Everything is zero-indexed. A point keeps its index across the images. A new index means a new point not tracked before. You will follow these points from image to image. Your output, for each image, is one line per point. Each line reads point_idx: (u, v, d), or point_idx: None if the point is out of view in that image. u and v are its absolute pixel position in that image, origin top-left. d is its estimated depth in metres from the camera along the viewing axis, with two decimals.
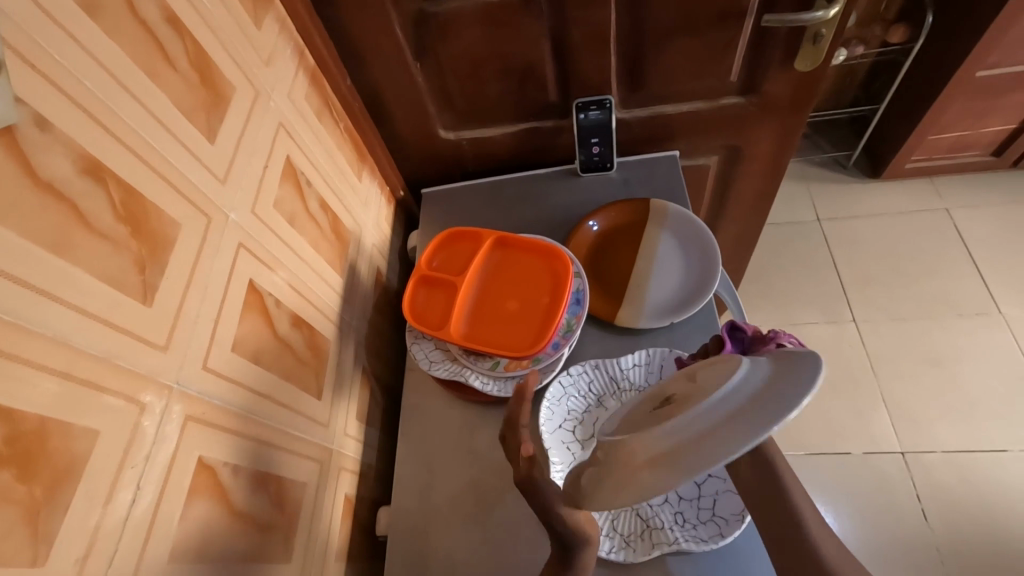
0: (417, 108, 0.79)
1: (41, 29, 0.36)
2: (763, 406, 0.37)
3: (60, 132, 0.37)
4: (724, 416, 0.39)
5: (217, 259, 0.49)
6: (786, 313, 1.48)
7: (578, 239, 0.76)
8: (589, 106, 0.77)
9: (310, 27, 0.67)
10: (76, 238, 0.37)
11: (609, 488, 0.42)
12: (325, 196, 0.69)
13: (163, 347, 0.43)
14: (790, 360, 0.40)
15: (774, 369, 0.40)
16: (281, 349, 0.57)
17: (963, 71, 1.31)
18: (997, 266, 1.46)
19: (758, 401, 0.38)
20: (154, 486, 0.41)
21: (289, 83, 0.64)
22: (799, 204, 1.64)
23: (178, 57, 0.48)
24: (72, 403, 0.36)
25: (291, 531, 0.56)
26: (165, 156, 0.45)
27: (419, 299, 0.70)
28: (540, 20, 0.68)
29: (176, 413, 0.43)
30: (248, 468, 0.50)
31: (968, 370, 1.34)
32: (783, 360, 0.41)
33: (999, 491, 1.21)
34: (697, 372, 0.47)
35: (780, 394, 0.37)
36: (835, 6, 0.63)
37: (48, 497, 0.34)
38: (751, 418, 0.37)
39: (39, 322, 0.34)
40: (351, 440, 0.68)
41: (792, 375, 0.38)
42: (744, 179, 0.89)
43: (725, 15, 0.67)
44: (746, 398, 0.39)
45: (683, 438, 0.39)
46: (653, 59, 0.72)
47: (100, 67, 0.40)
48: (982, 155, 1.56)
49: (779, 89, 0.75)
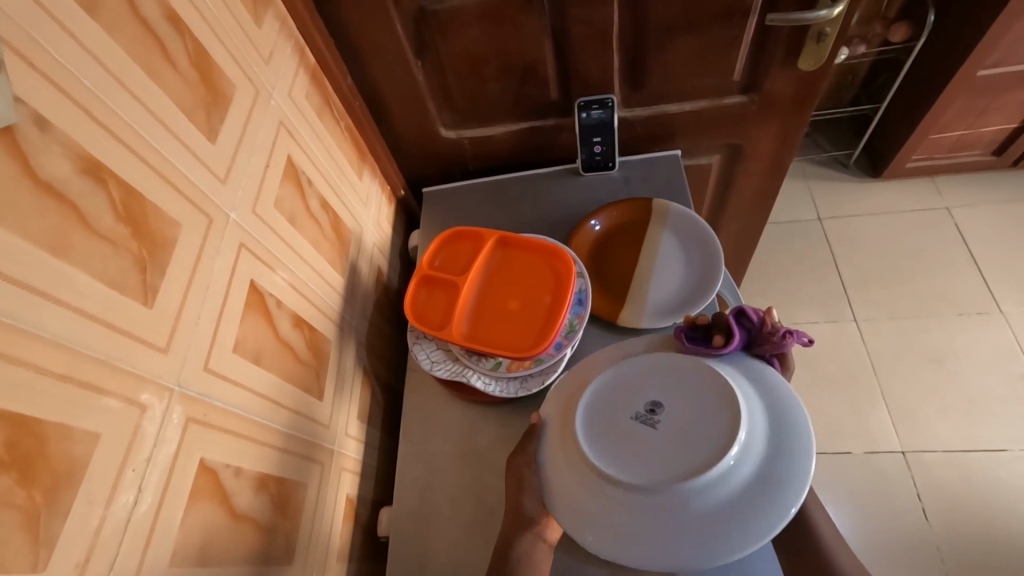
0: (418, 106, 0.79)
1: (41, 28, 0.36)
2: (727, 528, 0.42)
3: (58, 131, 0.36)
4: (710, 509, 0.43)
5: (218, 259, 0.49)
6: (787, 311, 1.48)
7: (580, 238, 0.76)
8: (591, 105, 0.76)
9: (311, 24, 0.66)
10: (75, 238, 0.37)
11: (600, 525, 0.46)
12: (326, 195, 0.69)
13: (163, 348, 0.42)
14: (770, 481, 0.43)
15: (755, 477, 0.43)
16: (282, 349, 0.57)
17: (964, 71, 1.31)
18: (997, 265, 1.46)
19: (762, 492, 0.43)
20: (155, 488, 0.40)
21: (290, 81, 0.63)
22: (799, 203, 1.64)
23: (177, 55, 0.47)
24: (71, 406, 0.35)
25: (293, 533, 0.55)
26: (165, 155, 0.45)
27: (420, 300, 0.69)
28: (542, 18, 0.67)
29: (177, 415, 0.43)
30: (249, 469, 0.50)
31: (969, 369, 1.34)
32: (770, 451, 0.44)
33: (999, 490, 1.21)
34: (680, 387, 0.50)
35: (756, 514, 0.42)
36: (839, 5, 0.62)
37: (48, 501, 0.34)
38: (723, 532, 0.42)
39: (37, 324, 0.34)
40: (352, 441, 0.68)
41: (761, 510, 0.42)
42: (746, 178, 0.89)
43: (729, 13, 0.66)
44: (745, 483, 0.43)
45: (661, 519, 0.44)
46: (655, 59, 0.72)
47: (101, 67, 0.40)
48: (982, 154, 1.56)
49: (782, 88, 0.74)
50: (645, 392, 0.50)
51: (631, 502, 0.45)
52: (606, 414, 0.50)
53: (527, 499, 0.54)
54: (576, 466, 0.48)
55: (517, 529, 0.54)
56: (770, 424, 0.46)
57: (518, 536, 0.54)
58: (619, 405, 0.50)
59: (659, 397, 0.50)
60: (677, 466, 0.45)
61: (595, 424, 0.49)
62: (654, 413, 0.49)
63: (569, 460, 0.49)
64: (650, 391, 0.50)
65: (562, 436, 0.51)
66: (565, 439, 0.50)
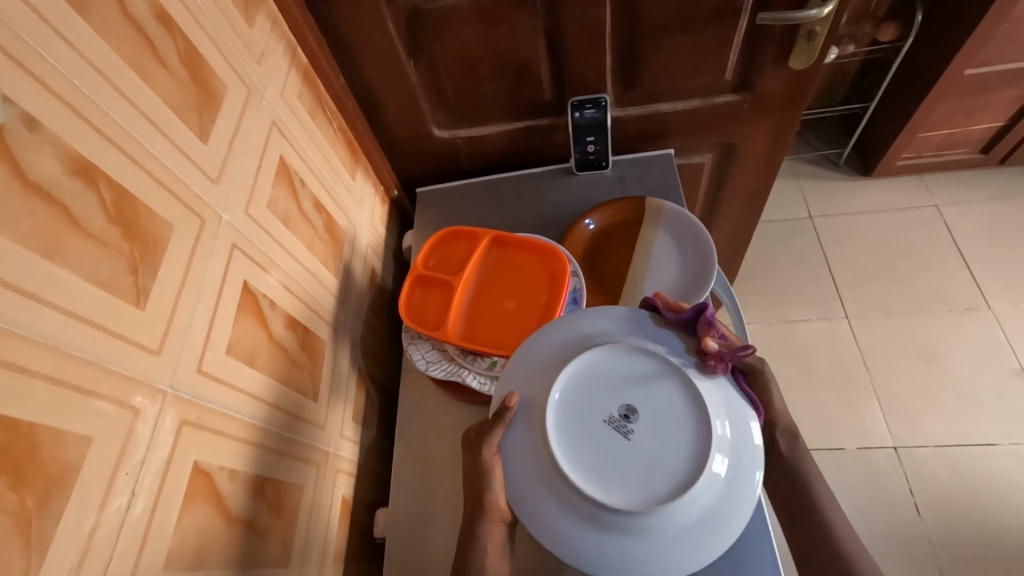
0: (411, 106, 0.78)
1: (30, 28, 0.35)
2: (675, 551, 0.48)
3: (48, 132, 0.36)
4: (666, 533, 0.48)
5: (211, 260, 0.48)
6: (780, 310, 1.49)
7: (574, 238, 0.76)
8: (584, 105, 0.76)
9: (303, 24, 0.66)
10: (66, 239, 0.37)
11: (558, 525, 0.49)
12: (319, 196, 0.68)
13: (155, 350, 0.42)
14: (719, 515, 0.49)
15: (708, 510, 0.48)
16: (276, 350, 0.57)
17: (952, 70, 1.32)
18: (986, 262, 1.48)
19: (715, 517, 0.48)
20: (149, 491, 0.40)
21: (282, 81, 0.63)
22: (791, 202, 1.65)
23: (168, 54, 0.47)
24: (64, 410, 0.35)
25: (289, 535, 0.55)
26: (156, 156, 0.44)
27: (415, 299, 0.69)
28: (536, 17, 0.67)
29: (171, 417, 0.42)
30: (243, 472, 0.50)
31: (959, 364, 1.36)
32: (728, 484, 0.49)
33: (990, 484, 1.22)
34: (656, 397, 0.52)
35: (702, 542, 0.48)
36: (829, 4, 0.63)
37: (40, 506, 0.33)
38: (672, 554, 0.48)
39: (30, 327, 0.33)
40: (347, 443, 0.67)
41: (707, 540, 0.48)
42: (739, 177, 0.89)
43: (721, 12, 0.67)
44: (700, 514, 0.48)
45: (619, 533, 0.48)
46: (648, 58, 0.72)
47: (92, 67, 0.40)
48: (971, 152, 1.57)
49: (774, 86, 0.75)
50: (622, 395, 0.52)
51: (593, 512, 0.48)
52: (581, 414, 0.52)
53: (489, 486, 0.52)
54: (544, 462, 0.51)
55: (477, 517, 0.52)
56: (733, 459, 0.50)
57: (478, 526, 0.52)
58: (595, 406, 0.52)
59: (634, 403, 0.52)
60: (643, 486, 0.49)
61: (570, 424, 0.51)
62: (627, 420, 0.52)
63: (537, 455, 0.51)
64: (626, 395, 0.52)
65: (533, 426, 0.52)
66: (536, 430, 0.52)
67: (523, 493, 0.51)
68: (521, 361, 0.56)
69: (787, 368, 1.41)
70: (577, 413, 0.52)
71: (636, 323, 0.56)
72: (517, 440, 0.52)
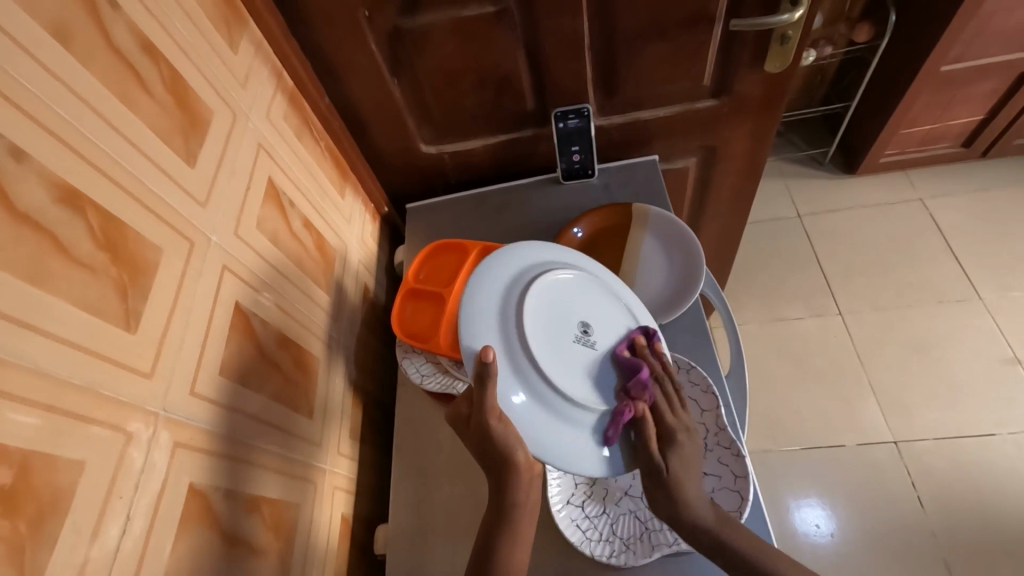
0: (397, 123, 0.79)
1: (14, 60, 0.36)
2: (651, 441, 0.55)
3: (34, 161, 0.36)
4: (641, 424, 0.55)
5: (201, 282, 0.49)
6: (772, 310, 1.50)
7: (563, 246, 0.77)
8: (568, 115, 0.78)
9: (286, 47, 0.67)
10: (54, 267, 0.37)
11: (508, 399, 0.52)
12: (308, 214, 0.69)
13: (147, 374, 0.42)
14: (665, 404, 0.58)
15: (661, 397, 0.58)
16: (269, 369, 0.57)
17: (929, 66, 1.34)
18: (974, 253, 1.49)
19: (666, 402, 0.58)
20: (144, 514, 0.40)
21: (267, 103, 0.64)
22: (779, 203, 1.66)
23: (152, 82, 0.48)
24: (57, 436, 0.35)
25: (287, 554, 0.55)
26: (144, 182, 0.45)
27: (407, 313, 0.70)
28: (514, 31, 0.69)
29: (164, 439, 0.42)
30: (238, 492, 0.50)
31: (953, 356, 1.36)
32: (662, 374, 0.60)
33: (991, 473, 1.22)
34: (609, 323, 0.60)
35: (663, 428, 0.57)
36: (800, 8, 0.64)
37: (33, 533, 0.33)
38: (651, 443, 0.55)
39: (21, 356, 0.34)
40: (344, 459, 0.67)
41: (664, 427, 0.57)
42: (723, 179, 0.90)
43: (694, 20, 0.68)
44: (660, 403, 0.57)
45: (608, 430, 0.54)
46: (626, 67, 0.73)
47: (76, 96, 0.40)
48: (952, 146, 1.60)
49: (751, 90, 0.76)
50: (584, 313, 0.59)
51: (584, 416, 0.54)
52: (550, 337, 0.55)
53: (509, 448, 0.51)
54: (513, 341, 0.54)
55: (507, 479, 0.52)
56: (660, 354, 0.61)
57: (512, 488, 0.52)
58: (563, 317, 0.57)
59: (584, 319, 0.59)
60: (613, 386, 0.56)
61: (548, 346, 0.55)
62: (586, 334, 0.58)
63: (531, 385, 0.53)
64: (578, 313, 0.58)
65: (510, 308, 0.55)
66: (511, 313, 0.55)
67: (504, 395, 0.52)
68: (504, 258, 0.60)
69: (783, 368, 1.41)
70: (546, 336, 0.55)
71: (580, 259, 0.64)
72: (506, 379, 0.53)
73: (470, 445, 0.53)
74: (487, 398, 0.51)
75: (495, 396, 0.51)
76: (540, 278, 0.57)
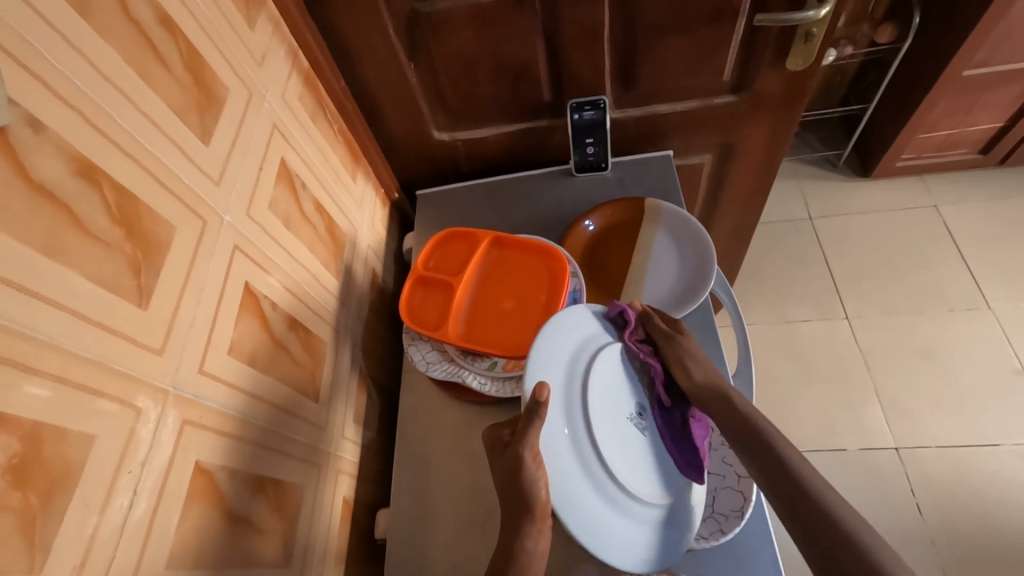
0: (412, 108, 0.79)
1: (34, 31, 0.36)
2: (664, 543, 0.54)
3: (51, 133, 0.36)
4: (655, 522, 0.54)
5: (213, 261, 0.49)
6: (779, 310, 1.49)
7: (574, 239, 0.76)
8: (584, 106, 0.77)
9: (303, 25, 0.66)
10: (69, 240, 0.37)
11: (551, 444, 0.52)
12: (320, 198, 0.69)
13: (158, 351, 0.42)
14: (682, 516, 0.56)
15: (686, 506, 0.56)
16: (277, 351, 0.57)
17: (949, 69, 1.32)
18: (985, 261, 1.48)
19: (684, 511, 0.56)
20: (152, 491, 0.40)
21: (282, 84, 0.63)
22: (790, 203, 1.65)
23: (170, 57, 0.47)
24: (67, 408, 0.35)
25: (289, 535, 0.55)
26: (159, 158, 0.45)
27: (416, 300, 0.70)
28: (534, 18, 0.68)
29: (173, 416, 0.42)
30: (245, 471, 0.50)
31: (958, 363, 1.36)
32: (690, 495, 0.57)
33: (993, 483, 1.22)
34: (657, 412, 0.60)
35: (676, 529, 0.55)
36: (826, 5, 0.62)
37: (43, 504, 0.33)
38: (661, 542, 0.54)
39: (34, 327, 0.34)
40: (349, 443, 0.67)
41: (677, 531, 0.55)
42: (738, 177, 0.90)
43: (717, 15, 0.67)
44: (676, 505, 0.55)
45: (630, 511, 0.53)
46: (644, 60, 0.73)
47: (92, 68, 0.40)
48: (969, 153, 1.58)
49: (772, 88, 0.75)
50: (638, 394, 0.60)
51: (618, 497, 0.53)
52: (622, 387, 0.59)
53: (532, 488, 0.51)
54: (574, 397, 0.55)
55: (522, 515, 0.51)
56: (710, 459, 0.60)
57: (525, 528, 0.51)
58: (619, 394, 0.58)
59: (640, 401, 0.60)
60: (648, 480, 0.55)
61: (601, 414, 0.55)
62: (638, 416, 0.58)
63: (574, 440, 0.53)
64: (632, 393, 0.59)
65: (578, 367, 0.56)
66: (580, 369, 0.56)
67: (546, 444, 0.52)
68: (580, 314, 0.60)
69: (787, 369, 1.41)
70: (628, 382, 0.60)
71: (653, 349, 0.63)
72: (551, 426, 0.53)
73: (501, 477, 0.53)
74: (530, 433, 0.51)
75: (538, 434, 0.51)
76: (607, 350, 0.58)
